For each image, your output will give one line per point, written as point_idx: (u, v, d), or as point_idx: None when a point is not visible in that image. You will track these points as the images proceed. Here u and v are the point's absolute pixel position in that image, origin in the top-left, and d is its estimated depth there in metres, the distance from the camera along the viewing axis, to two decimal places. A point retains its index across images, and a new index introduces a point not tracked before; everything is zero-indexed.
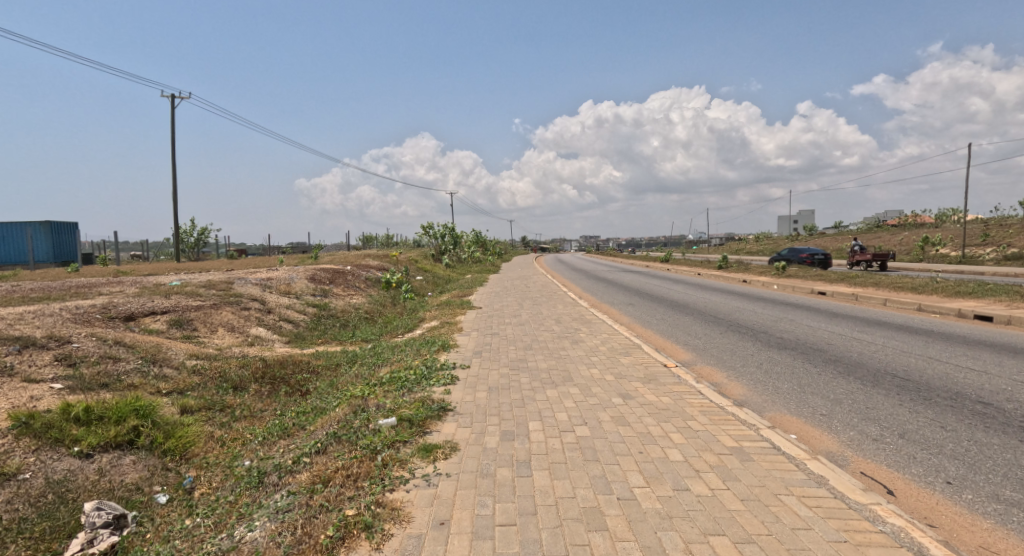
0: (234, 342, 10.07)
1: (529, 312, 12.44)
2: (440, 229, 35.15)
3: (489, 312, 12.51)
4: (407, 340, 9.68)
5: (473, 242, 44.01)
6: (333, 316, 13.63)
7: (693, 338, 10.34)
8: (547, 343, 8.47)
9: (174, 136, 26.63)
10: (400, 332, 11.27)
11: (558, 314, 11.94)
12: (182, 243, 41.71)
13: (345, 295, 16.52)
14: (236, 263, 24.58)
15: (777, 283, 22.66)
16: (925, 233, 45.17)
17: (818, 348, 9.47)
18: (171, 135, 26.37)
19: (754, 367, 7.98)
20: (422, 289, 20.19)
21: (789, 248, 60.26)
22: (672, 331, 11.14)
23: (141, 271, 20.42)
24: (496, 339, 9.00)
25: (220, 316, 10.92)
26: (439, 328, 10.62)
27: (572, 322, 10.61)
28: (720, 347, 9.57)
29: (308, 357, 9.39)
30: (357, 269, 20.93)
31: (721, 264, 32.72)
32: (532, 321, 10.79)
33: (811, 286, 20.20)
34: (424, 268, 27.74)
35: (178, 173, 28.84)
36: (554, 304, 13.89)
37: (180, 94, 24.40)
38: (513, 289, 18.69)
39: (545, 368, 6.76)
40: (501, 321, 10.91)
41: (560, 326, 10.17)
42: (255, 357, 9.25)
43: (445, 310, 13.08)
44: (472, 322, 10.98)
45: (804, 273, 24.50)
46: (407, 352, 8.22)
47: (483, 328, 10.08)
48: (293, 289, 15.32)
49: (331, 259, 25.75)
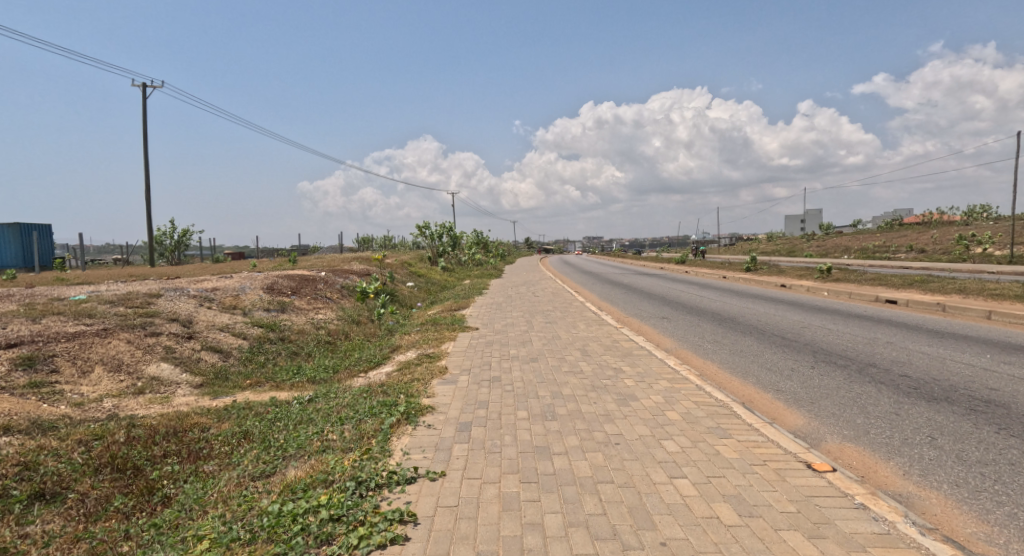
0: (109, 393, 6.98)
1: (541, 337, 9.21)
2: (438, 229, 32.06)
3: (488, 337, 9.22)
4: (359, 390, 6.45)
5: (474, 244, 40.86)
6: (282, 340, 10.39)
7: (782, 380, 7.09)
8: (575, 406, 5.20)
9: (144, 127, 23.95)
10: (361, 371, 8.00)
11: (581, 342, 8.65)
12: (165, 245, 38.84)
13: (309, 309, 13.25)
14: (206, 269, 21.60)
15: (828, 289, 19.27)
16: (962, 231, 41.76)
17: (985, 395, 6.12)
18: (141, 123, 23.68)
19: (927, 441, 4.70)
20: (408, 299, 16.87)
21: (808, 248, 56.93)
22: (742, 368, 7.90)
23: (81, 281, 17.37)
24: (492, 394, 5.70)
25: (104, 349, 7.80)
26: (413, 367, 7.36)
27: (605, 357, 7.39)
28: (833, 395, 6.32)
29: (210, 419, 6.19)
30: (332, 275, 17.62)
31: (748, 265, 29.52)
32: (548, 357, 7.51)
33: (875, 293, 16.76)
34: (415, 273, 24.44)
35: (144, 166, 25.74)
36: (573, 323, 10.62)
37: (151, 84, 20.53)
38: (517, 299, 15.37)
39: (587, 481, 3.51)
40: (501, 355, 7.65)
41: (590, 366, 6.90)
42: (126, 418, 6.17)
43: (429, 333, 9.79)
44: (462, 356, 7.70)
45: (854, 277, 21.11)
46: (346, 422, 4.98)
47: (475, 370, 6.80)
48: (240, 303, 12.12)
49: (311, 265, 22.57)
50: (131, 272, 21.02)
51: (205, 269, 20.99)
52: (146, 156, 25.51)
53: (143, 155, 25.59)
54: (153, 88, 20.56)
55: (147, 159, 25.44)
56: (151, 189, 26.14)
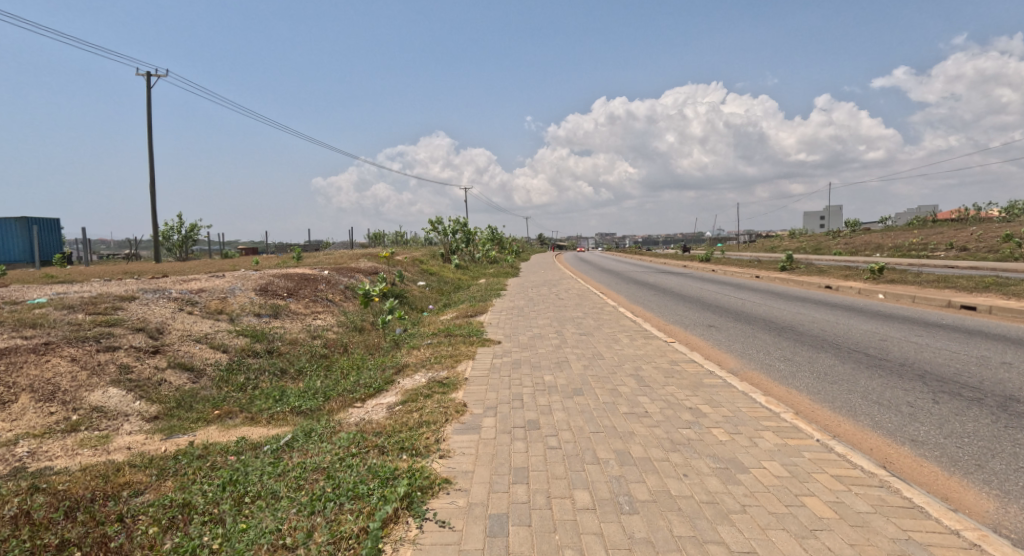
0: (28, 432, 5.27)
1: (579, 355, 7.52)
2: (451, 225, 30.42)
3: (516, 355, 7.55)
4: (349, 439, 4.72)
5: (488, 240, 39.15)
6: (269, 353, 8.78)
7: (909, 424, 5.41)
8: (660, 484, 3.53)
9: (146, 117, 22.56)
10: (357, 402, 6.39)
11: (631, 364, 6.95)
12: (171, 241, 37.61)
13: (306, 314, 11.65)
14: (202, 266, 20.01)
15: (885, 294, 17.46)
16: (1007, 228, 39.61)
17: None
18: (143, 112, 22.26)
19: None
20: (418, 302, 15.26)
21: (835, 246, 54.74)
22: (842, 402, 6.24)
23: (59, 278, 15.81)
24: (532, 457, 3.98)
25: (35, 369, 6.04)
26: (421, 400, 5.69)
27: (671, 389, 5.70)
28: (998, 452, 4.64)
29: (146, 474, 4.48)
30: (335, 274, 15.99)
31: (783, 265, 27.66)
32: (595, 387, 5.82)
33: (944, 301, 14.99)
34: (427, 271, 22.84)
35: (149, 156, 24.29)
36: (614, 336, 8.93)
37: (156, 75, 21.62)
38: (541, 303, 13.68)
39: None
40: (535, 384, 5.98)
41: (653, 404, 5.20)
42: (33, 475, 4.42)
43: (444, 347, 8.16)
44: (487, 384, 6.02)
45: (910, 280, 19.29)
46: (319, 508, 3.33)
47: (503, 409, 5.11)
48: (225, 308, 10.52)
49: (316, 262, 21.05)
50: (124, 269, 19.47)
51: (201, 266, 19.43)
52: (150, 144, 24.10)
53: (149, 143, 24.20)
54: (162, 77, 21.63)
55: (152, 149, 24.12)
56: (153, 183, 24.78)
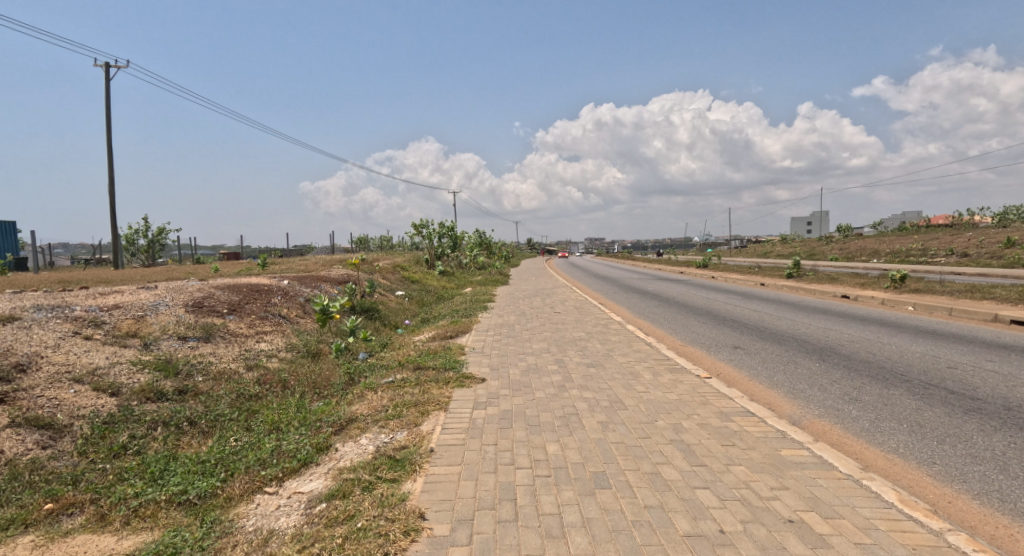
0: None
1: (591, 403, 5.48)
2: (436, 228, 28.31)
3: (506, 403, 5.50)
4: None
5: (475, 245, 37.03)
6: (179, 393, 6.66)
7: None
8: None
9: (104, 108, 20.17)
10: (270, 486, 4.33)
11: (666, 421, 4.93)
12: (137, 246, 35.04)
13: (247, 336, 9.52)
14: (151, 274, 17.68)
15: (916, 305, 15.63)
16: (1009, 233, 38.30)
17: None
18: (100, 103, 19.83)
19: None
20: (391, 318, 13.16)
21: (830, 251, 53.30)
22: (980, 482, 4.28)
23: None
24: None
25: None
26: (357, 497, 3.62)
27: (747, 478, 3.71)
28: None
29: None
30: (295, 284, 13.80)
31: (789, 271, 25.89)
32: (626, 472, 3.81)
33: (990, 314, 13.18)
34: (406, 279, 20.66)
35: (107, 152, 22.07)
36: (631, 369, 6.91)
37: (115, 66, 19.24)
38: (534, 320, 11.60)
39: None
40: (535, 464, 3.93)
41: (728, 515, 3.23)
42: None
43: (409, 389, 6.06)
44: (461, 466, 3.95)
45: (936, 289, 17.54)
46: None
47: (483, 529, 3.10)
48: (140, 330, 8.37)
49: (282, 270, 18.84)
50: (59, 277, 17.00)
51: (148, 274, 17.08)
52: (108, 139, 21.85)
53: (107, 137, 21.97)
54: (115, 67, 19.15)
55: (110, 144, 21.86)
56: (111, 183, 22.54)
